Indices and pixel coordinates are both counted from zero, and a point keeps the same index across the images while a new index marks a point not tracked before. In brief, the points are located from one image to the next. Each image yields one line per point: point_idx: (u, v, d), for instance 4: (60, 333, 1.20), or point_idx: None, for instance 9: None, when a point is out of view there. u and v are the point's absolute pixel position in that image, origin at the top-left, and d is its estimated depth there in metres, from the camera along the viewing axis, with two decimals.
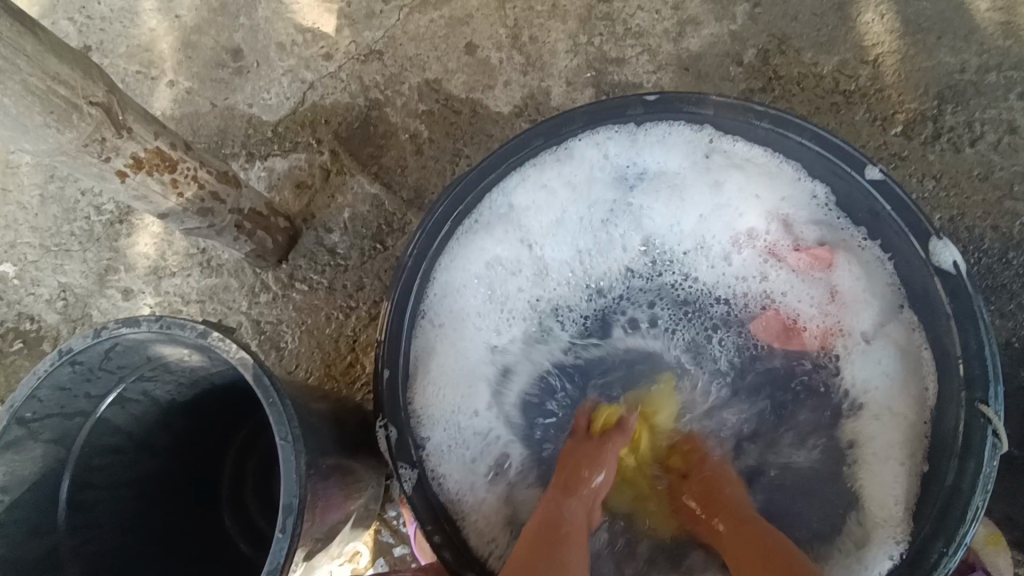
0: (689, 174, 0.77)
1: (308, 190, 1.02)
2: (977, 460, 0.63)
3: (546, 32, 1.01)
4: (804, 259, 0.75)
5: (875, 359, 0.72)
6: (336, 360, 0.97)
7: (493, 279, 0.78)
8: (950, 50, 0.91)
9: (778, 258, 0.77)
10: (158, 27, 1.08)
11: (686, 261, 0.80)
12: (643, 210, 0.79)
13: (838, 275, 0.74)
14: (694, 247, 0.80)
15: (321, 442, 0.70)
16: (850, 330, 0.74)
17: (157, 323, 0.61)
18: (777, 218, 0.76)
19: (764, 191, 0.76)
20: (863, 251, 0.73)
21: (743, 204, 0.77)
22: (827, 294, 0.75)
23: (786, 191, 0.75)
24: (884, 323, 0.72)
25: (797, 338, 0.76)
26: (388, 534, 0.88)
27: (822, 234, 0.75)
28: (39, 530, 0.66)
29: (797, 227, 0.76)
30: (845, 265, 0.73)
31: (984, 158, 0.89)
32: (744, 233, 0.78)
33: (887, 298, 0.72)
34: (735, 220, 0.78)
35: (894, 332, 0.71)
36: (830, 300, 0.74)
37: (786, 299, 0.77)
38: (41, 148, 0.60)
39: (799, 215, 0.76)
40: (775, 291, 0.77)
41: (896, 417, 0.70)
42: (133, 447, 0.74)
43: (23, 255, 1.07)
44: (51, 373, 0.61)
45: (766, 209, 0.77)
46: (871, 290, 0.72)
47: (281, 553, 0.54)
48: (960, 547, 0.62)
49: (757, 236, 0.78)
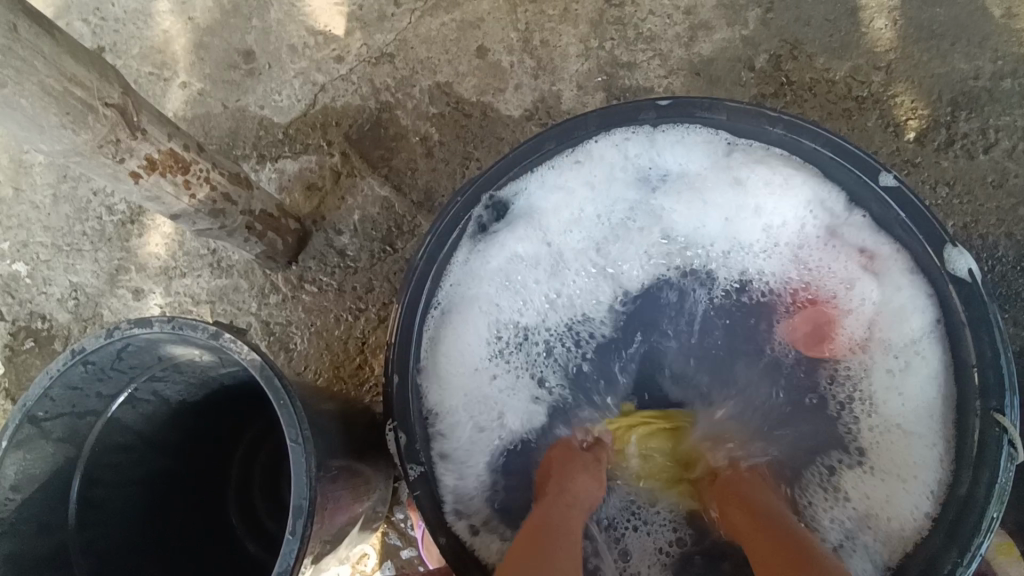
0: (713, 173, 0.75)
1: (318, 192, 1.02)
2: (993, 470, 0.62)
3: (557, 36, 1.01)
4: (841, 266, 0.73)
5: (910, 370, 0.69)
6: (345, 361, 0.97)
7: (517, 279, 0.77)
8: (964, 56, 0.91)
9: (808, 267, 0.74)
10: (170, 29, 1.09)
11: (725, 262, 0.77)
12: (671, 207, 0.77)
13: (871, 288, 0.71)
14: (727, 249, 0.77)
15: (330, 445, 0.70)
16: (884, 342, 0.71)
17: (168, 324, 0.61)
18: (822, 223, 0.73)
19: (801, 188, 0.73)
20: (903, 259, 0.69)
21: (778, 204, 0.74)
22: (858, 306, 0.72)
23: (826, 192, 0.72)
24: (918, 343, 0.68)
25: (826, 345, 0.73)
26: (395, 537, 0.88)
27: (869, 238, 0.71)
28: (49, 529, 0.66)
29: (832, 237, 0.73)
30: (885, 275, 0.70)
31: (998, 165, 0.88)
32: (782, 232, 0.75)
33: (926, 310, 0.68)
34: (763, 225, 0.75)
35: (925, 351, 0.68)
36: (864, 306, 0.72)
37: (818, 303, 0.74)
38: (56, 148, 0.60)
39: (846, 216, 0.72)
40: (808, 295, 0.74)
41: (923, 433, 0.67)
42: (143, 447, 0.74)
43: (35, 254, 1.08)
44: (63, 372, 0.62)
45: (800, 209, 0.74)
46: (913, 298, 0.69)
47: (291, 555, 0.54)
48: (974, 558, 0.62)
49: (799, 238, 0.75)
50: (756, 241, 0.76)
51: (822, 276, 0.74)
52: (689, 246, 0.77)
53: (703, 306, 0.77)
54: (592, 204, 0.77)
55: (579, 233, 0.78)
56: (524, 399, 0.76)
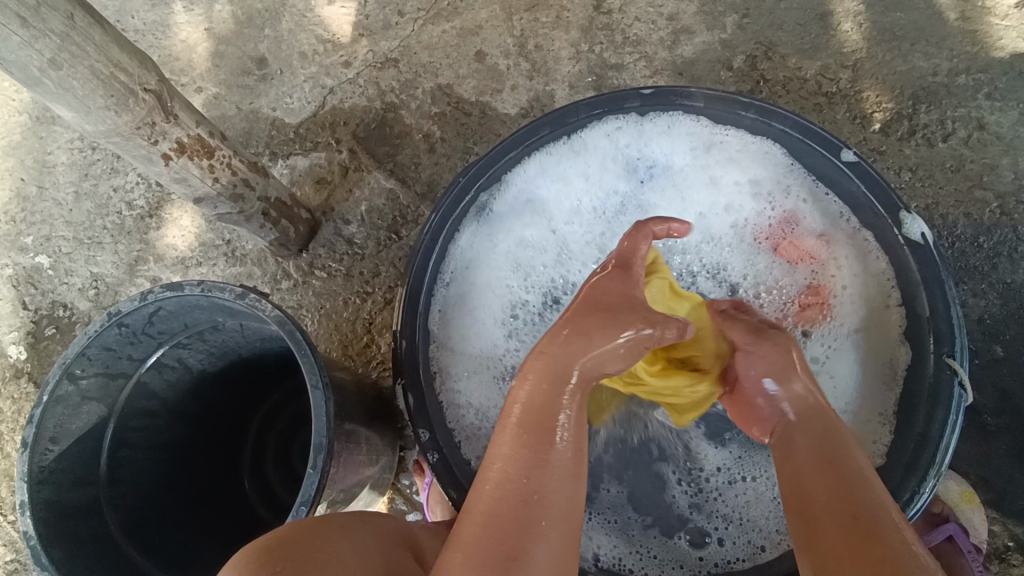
0: (696, 163, 0.83)
1: (327, 185, 1.09)
2: (945, 409, 0.68)
3: (550, 41, 1.09)
4: (799, 248, 0.80)
5: (852, 346, 0.77)
6: (352, 341, 1.03)
7: (508, 263, 0.85)
8: (924, 55, 0.99)
9: (777, 243, 0.81)
10: (189, 38, 1.16)
11: (696, 249, 0.84)
12: (652, 199, 0.85)
13: (831, 266, 0.79)
14: (702, 232, 0.84)
15: (342, 405, 0.75)
16: (842, 316, 0.78)
17: (198, 287, 0.67)
18: (780, 212, 0.81)
19: (768, 182, 0.81)
20: (856, 244, 0.77)
21: (750, 195, 0.82)
22: (820, 282, 0.79)
23: (791, 185, 0.80)
24: (876, 312, 0.76)
25: (788, 314, 0.80)
26: (402, 502, 0.94)
27: (823, 226, 0.79)
28: (84, 481, 0.71)
29: (800, 221, 0.80)
30: (837, 259, 0.78)
31: (956, 152, 0.96)
32: (746, 221, 0.83)
33: (873, 290, 0.76)
34: (736, 208, 0.83)
35: (879, 318, 0.75)
36: (817, 287, 0.79)
37: (777, 281, 0.81)
38: (100, 129, 0.67)
39: (803, 204, 0.80)
40: (768, 278, 0.82)
41: (869, 408, 0.74)
42: (167, 412, 0.80)
43: (58, 247, 1.14)
44: (100, 332, 0.67)
45: (767, 201, 0.82)
46: (862, 281, 0.77)
47: (312, 486, 0.60)
48: (929, 488, 0.67)
49: (759, 226, 0.83)
50: (733, 223, 0.83)
51: (779, 261, 0.81)
52: (670, 225, 0.85)
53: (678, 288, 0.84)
54: (588, 186, 0.85)
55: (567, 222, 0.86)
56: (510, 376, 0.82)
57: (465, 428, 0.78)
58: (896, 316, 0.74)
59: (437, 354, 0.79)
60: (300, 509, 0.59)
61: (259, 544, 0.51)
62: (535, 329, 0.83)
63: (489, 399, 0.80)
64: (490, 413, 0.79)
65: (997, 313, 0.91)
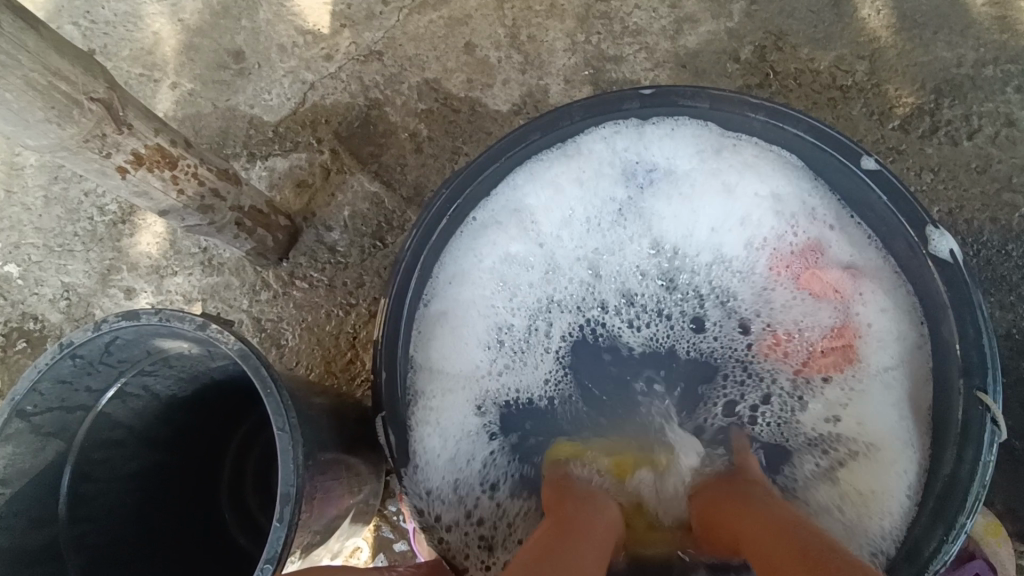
0: (704, 171, 0.77)
1: (308, 189, 1.03)
2: (977, 448, 0.63)
3: (544, 31, 1.02)
4: (822, 280, 0.74)
5: (879, 390, 0.71)
6: (336, 356, 0.97)
7: (497, 287, 0.78)
8: (947, 44, 0.92)
9: (798, 271, 0.75)
10: (160, 30, 1.09)
11: (706, 269, 0.78)
12: (657, 211, 0.79)
13: (856, 301, 0.73)
14: (711, 249, 0.78)
15: (321, 439, 0.70)
16: (870, 360, 0.72)
17: (156, 316, 0.61)
18: (803, 238, 0.75)
19: (788, 202, 0.76)
20: (885, 272, 0.73)
21: (766, 213, 0.76)
22: (841, 317, 0.73)
23: (810, 203, 0.75)
24: (905, 348, 0.71)
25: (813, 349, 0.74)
26: (388, 530, 0.89)
27: (848, 255, 0.74)
28: (40, 523, 0.66)
29: (823, 249, 0.75)
30: (865, 296, 0.73)
31: (981, 151, 0.89)
32: (759, 242, 0.77)
33: (902, 328, 0.71)
34: (749, 225, 0.77)
35: (905, 356, 0.71)
36: (839, 326, 0.73)
37: (796, 316, 0.75)
38: (42, 143, 0.60)
39: (829, 228, 0.75)
40: (788, 311, 0.75)
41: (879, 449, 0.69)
42: (134, 442, 0.75)
43: (27, 255, 1.08)
44: (51, 366, 0.61)
45: (786, 220, 0.76)
46: (889, 318, 0.72)
47: (277, 542, 0.54)
48: (960, 537, 0.62)
49: (777, 250, 0.76)
50: (744, 241, 0.77)
51: (799, 291, 0.75)
52: (674, 244, 0.79)
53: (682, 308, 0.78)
54: (586, 195, 0.79)
55: (564, 238, 0.79)
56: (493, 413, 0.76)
57: (442, 469, 0.73)
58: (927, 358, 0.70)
59: (420, 386, 0.74)
60: (265, 568, 0.54)
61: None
62: (523, 357, 0.77)
63: (471, 435, 0.75)
64: (472, 452, 0.74)
65: None
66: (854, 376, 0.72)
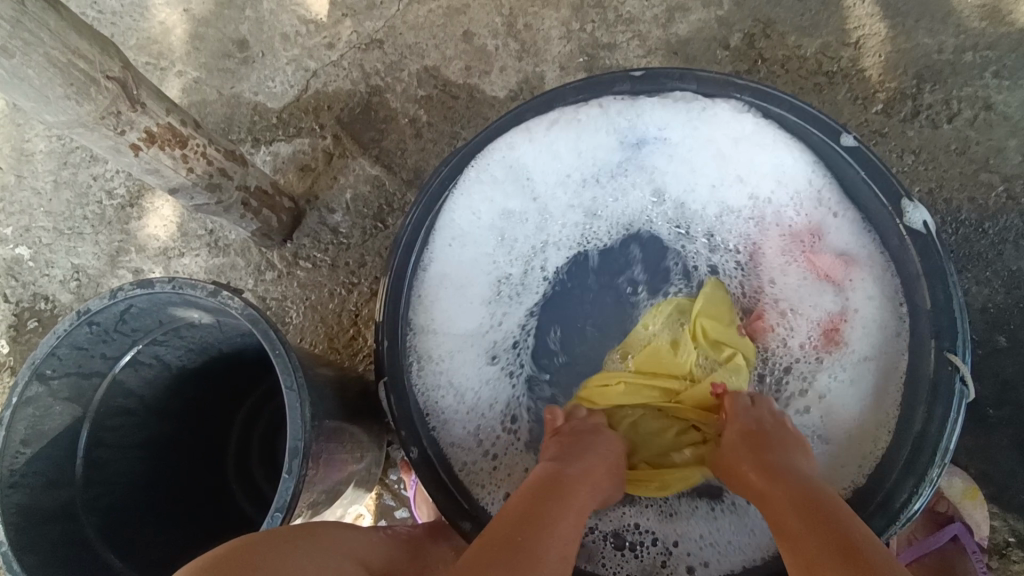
0: (701, 133, 0.79)
1: (311, 172, 1.06)
2: (945, 407, 0.67)
3: (540, 20, 1.05)
4: (817, 264, 0.77)
5: (858, 373, 0.74)
6: (338, 333, 1.00)
7: (497, 245, 0.82)
8: (928, 32, 0.95)
9: (795, 247, 0.78)
10: (167, 20, 1.12)
11: (710, 226, 0.82)
12: (653, 172, 0.82)
13: (849, 287, 0.75)
14: (715, 206, 0.82)
15: (325, 404, 0.73)
16: (857, 344, 0.74)
17: (169, 284, 0.64)
18: (803, 221, 0.78)
19: (789, 171, 0.78)
20: (876, 261, 0.74)
21: (754, 174, 0.79)
22: (831, 300, 0.76)
23: (807, 171, 0.77)
24: (888, 329, 0.73)
25: (803, 325, 0.77)
26: (389, 498, 0.92)
27: (847, 243, 0.76)
28: (58, 484, 0.69)
29: (824, 235, 0.77)
30: (855, 282, 0.75)
31: (960, 134, 0.92)
32: (759, 209, 0.80)
33: (889, 315, 0.73)
34: (744, 189, 0.80)
35: (887, 337, 0.73)
36: (831, 313, 0.76)
37: (787, 296, 0.78)
38: (61, 119, 0.64)
39: (832, 216, 0.76)
40: (785, 292, 0.79)
41: (851, 427, 0.73)
42: (145, 410, 0.78)
43: (38, 238, 1.11)
44: (69, 332, 0.65)
45: (777, 179, 0.79)
46: (877, 302, 0.74)
47: (287, 492, 0.58)
48: (929, 487, 0.66)
49: (776, 225, 0.79)
50: (738, 205, 0.81)
51: (795, 275, 0.78)
52: (675, 198, 0.83)
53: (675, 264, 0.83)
54: (582, 159, 0.82)
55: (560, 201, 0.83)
56: (497, 359, 0.81)
57: (446, 411, 0.77)
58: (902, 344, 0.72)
59: (422, 339, 0.77)
60: (275, 515, 0.57)
61: (209, 557, 0.48)
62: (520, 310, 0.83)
63: (472, 385, 0.79)
64: (471, 397, 0.78)
65: (1000, 302, 0.88)
66: (841, 359, 0.75)
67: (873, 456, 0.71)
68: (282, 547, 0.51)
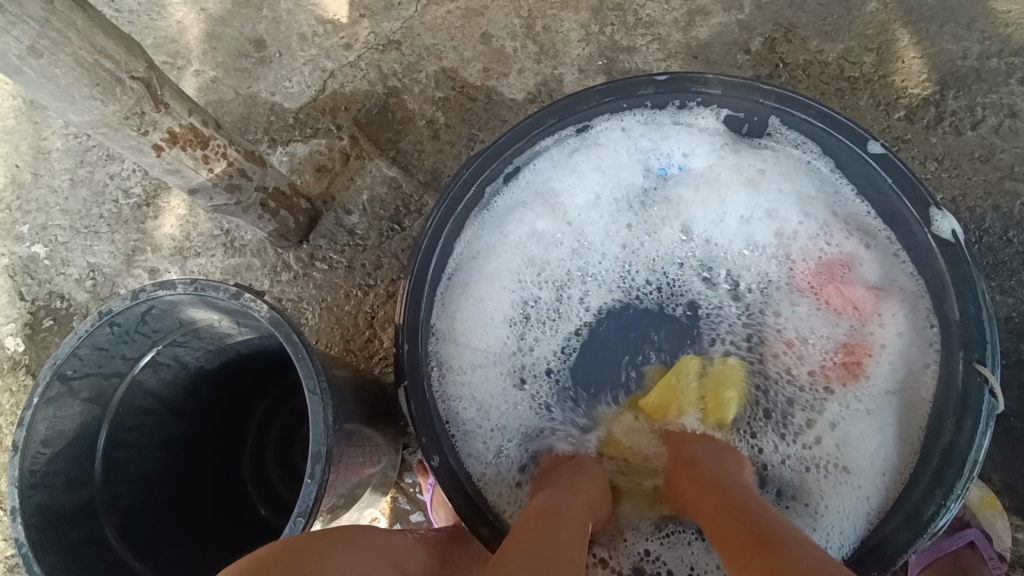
0: (723, 166, 0.80)
1: (328, 173, 1.06)
2: (975, 419, 0.66)
3: (559, 22, 1.04)
4: (845, 294, 0.76)
5: (880, 407, 0.73)
6: (354, 335, 1.00)
7: (522, 263, 0.81)
8: (952, 37, 0.94)
9: (823, 276, 0.78)
10: (185, 19, 1.12)
11: (740, 263, 0.81)
12: (682, 199, 0.82)
13: (879, 320, 0.75)
14: (744, 240, 0.81)
15: (344, 408, 0.73)
16: (882, 378, 0.74)
17: (191, 286, 0.64)
18: (836, 251, 0.77)
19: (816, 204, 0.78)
20: (909, 295, 0.73)
21: (784, 204, 0.79)
22: (860, 331, 0.75)
23: (835, 210, 0.78)
24: (920, 366, 0.72)
25: (832, 351, 0.76)
26: (405, 501, 0.92)
27: (879, 275, 0.75)
28: (77, 484, 0.69)
29: (856, 267, 0.76)
30: (884, 317, 0.75)
31: (985, 141, 0.91)
32: (787, 235, 0.79)
33: (918, 350, 0.72)
34: (772, 213, 0.80)
35: (915, 373, 0.72)
36: (853, 346, 0.75)
37: (814, 326, 0.77)
38: (86, 119, 0.63)
39: (863, 248, 0.76)
40: (808, 323, 0.78)
41: (872, 465, 0.72)
42: (163, 411, 0.78)
43: (54, 236, 1.12)
44: (91, 333, 0.64)
45: (806, 211, 0.79)
46: (906, 337, 0.73)
47: (309, 497, 0.58)
48: (959, 499, 0.65)
49: (807, 254, 0.79)
50: (766, 227, 0.80)
51: (822, 302, 0.78)
52: (705, 233, 0.82)
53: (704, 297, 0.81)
54: (604, 177, 0.82)
55: (587, 227, 0.82)
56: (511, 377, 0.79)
57: (466, 425, 0.76)
58: (931, 377, 0.71)
59: (440, 351, 0.77)
60: (297, 521, 0.57)
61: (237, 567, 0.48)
62: (543, 333, 0.81)
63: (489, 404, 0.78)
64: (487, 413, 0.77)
65: None
66: (862, 393, 0.74)
67: (899, 469, 0.71)
68: (309, 552, 0.51)
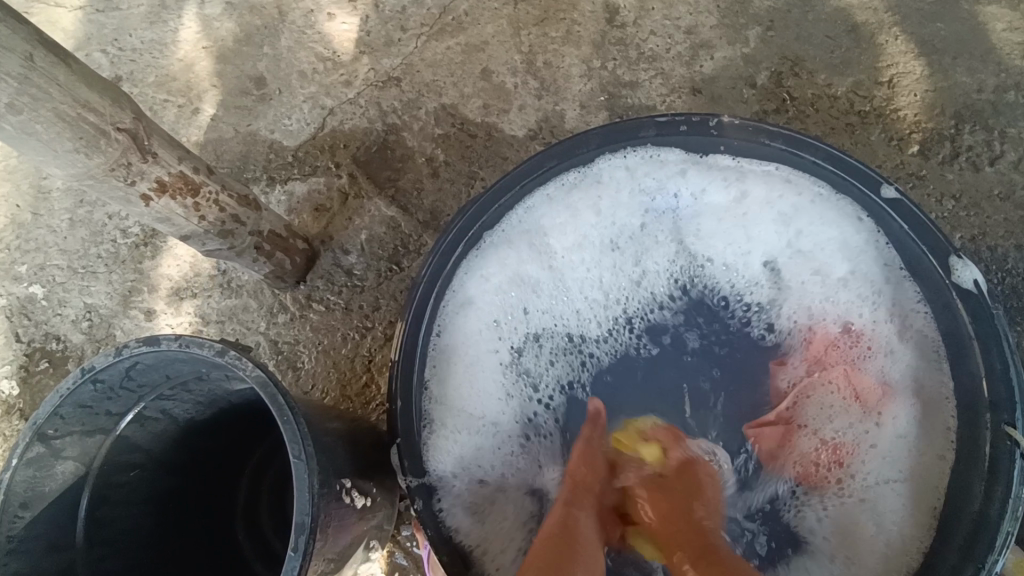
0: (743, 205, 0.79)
1: (326, 213, 1.04)
2: (1006, 485, 0.65)
3: (560, 57, 1.03)
4: (858, 376, 0.76)
5: (877, 497, 0.72)
6: (351, 380, 0.98)
7: (514, 305, 0.80)
8: (966, 70, 0.91)
9: (834, 351, 0.77)
10: (185, 57, 1.12)
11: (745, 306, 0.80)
12: (682, 240, 0.81)
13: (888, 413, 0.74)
14: (745, 278, 0.80)
15: (337, 465, 0.70)
16: (876, 472, 0.73)
17: (176, 342, 0.62)
18: (854, 328, 0.77)
19: (830, 263, 0.78)
20: (930, 382, 0.73)
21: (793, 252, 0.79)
22: (869, 412, 0.75)
23: (854, 265, 0.77)
24: (918, 459, 0.72)
25: (838, 431, 0.75)
26: (401, 556, 0.89)
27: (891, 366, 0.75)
28: (57, 548, 0.66)
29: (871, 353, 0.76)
30: (885, 415, 0.74)
31: (1004, 177, 0.88)
32: (801, 294, 0.79)
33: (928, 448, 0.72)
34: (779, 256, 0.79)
35: (917, 467, 0.72)
36: (844, 434, 0.75)
37: (825, 399, 0.76)
38: (70, 172, 0.62)
39: (879, 328, 0.76)
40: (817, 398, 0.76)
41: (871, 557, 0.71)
42: (152, 465, 0.75)
43: (52, 277, 1.10)
44: (73, 390, 0.62)
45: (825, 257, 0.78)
46: (908, 433, 0.73)
47: (292, 572, 0.55)
48: (989, 573, 0.64)
49: (821, 323, 0.78)
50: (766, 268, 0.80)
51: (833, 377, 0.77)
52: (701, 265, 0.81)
53: (716, 330, 0.80)
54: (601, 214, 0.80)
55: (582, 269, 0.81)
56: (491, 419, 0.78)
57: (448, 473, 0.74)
58: (945, 472, 0.71)
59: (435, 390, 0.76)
60: None
61: None
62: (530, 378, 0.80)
63: (476, 441, 0.76)
64: (471, 454, 0.76)
65: None
66: (845, 487, 0.74)
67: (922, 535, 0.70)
68: None
